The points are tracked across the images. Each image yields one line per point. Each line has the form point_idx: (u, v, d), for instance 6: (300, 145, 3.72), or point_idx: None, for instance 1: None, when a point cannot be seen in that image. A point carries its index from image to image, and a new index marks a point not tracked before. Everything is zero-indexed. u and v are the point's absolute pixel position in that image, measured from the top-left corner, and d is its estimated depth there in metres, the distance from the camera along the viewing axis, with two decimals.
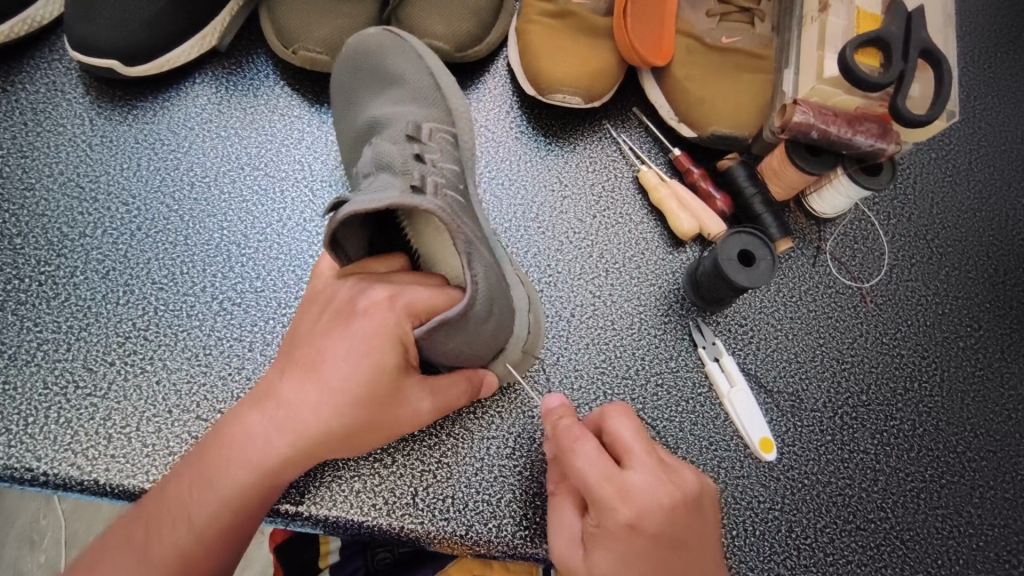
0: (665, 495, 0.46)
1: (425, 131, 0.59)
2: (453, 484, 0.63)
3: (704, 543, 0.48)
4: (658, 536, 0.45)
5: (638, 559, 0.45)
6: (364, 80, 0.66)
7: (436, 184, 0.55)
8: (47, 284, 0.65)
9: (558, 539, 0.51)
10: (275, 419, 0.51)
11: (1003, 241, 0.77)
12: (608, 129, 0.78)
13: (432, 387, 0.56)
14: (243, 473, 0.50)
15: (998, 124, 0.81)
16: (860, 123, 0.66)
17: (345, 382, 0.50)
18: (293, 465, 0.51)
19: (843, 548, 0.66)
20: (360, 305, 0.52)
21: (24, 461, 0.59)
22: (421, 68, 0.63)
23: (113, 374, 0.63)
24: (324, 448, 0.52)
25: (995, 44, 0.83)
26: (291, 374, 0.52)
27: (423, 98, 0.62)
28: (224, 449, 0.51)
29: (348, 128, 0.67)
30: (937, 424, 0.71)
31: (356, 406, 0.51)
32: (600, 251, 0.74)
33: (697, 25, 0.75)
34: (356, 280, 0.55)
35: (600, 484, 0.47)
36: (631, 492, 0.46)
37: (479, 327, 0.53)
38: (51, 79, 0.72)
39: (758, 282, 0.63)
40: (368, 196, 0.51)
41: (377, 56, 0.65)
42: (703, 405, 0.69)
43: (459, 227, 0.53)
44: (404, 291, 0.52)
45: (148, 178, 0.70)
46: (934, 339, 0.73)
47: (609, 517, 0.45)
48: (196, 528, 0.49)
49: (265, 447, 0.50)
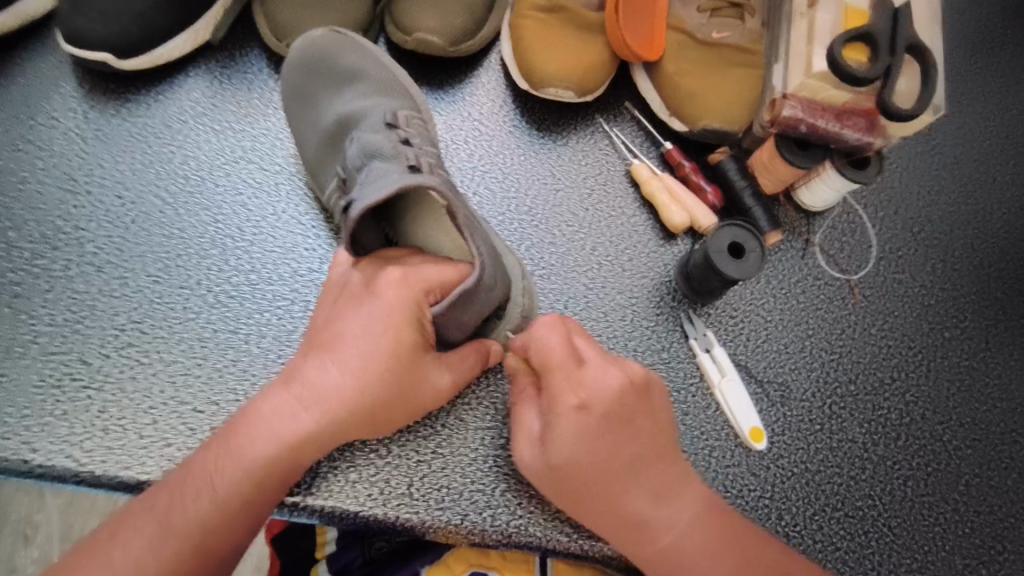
0: (613, 381, 0.54)
1: (401, 117, 0.61)
2: (448, 474, 0.64)
3: (643, 435, 0.55)
4: (606, 414, 0.53)
5: (591, 433, 0.53)
6: (323, 81, 0.67)
7: (428, 165, 0.57)
8: (41, 277, 0.65)
9: (519, 444, 0.56)
10: (301, 399, 0.52)
11: (988, 234, 0.79)
12: (600, 123, 0.79)
13: (448, 363, 0.57)
14: (266, 440, 0.51)
15: (983, 120, 0.82)
16: (847, 117, 0.68)
17: (365, 358, 0.52)
18: (317, 441, 0.52)
19: (831, 535, 0.68)
20: (376, 287, 0.54)
21: (20, 453, 0.60)
22: (377, 63, 0.67)
23: (108, 366, 0.63)
24: (350, 431, 0.53)
25: (980, 40, 0.84)
26: (312, 355, 0.54)
27: (390, 89, 0.65)
28: (248, 424, 0.52)
29: (308, 132, 0.67)
30: (923, 414, 0.72)
31: (378, 381, 0.52)
32: (593, 244, 0.75)
33: (688, 20, 0.76)
34: (369, 265, 0.57)
35: (557, 373, 0.54)
36: (585, 377, 0.54)
37: (490, 294, 0.55)
38: (44, 73, 0.72)
39: (747, 273, 0.64)
40: (371, 186, 0.52)
41: (336, 58, 0.66)
42: (694, 396, 0.70)
43: (458, 203, 0.55)
44: (418, 269, 0.54)
45: (142, 171, 0.70)
46: (920, 330, 0.75)
47: (561, 400, 0.53)
48: (218, 499, 0.49)
49: (292, 421, 0.52)
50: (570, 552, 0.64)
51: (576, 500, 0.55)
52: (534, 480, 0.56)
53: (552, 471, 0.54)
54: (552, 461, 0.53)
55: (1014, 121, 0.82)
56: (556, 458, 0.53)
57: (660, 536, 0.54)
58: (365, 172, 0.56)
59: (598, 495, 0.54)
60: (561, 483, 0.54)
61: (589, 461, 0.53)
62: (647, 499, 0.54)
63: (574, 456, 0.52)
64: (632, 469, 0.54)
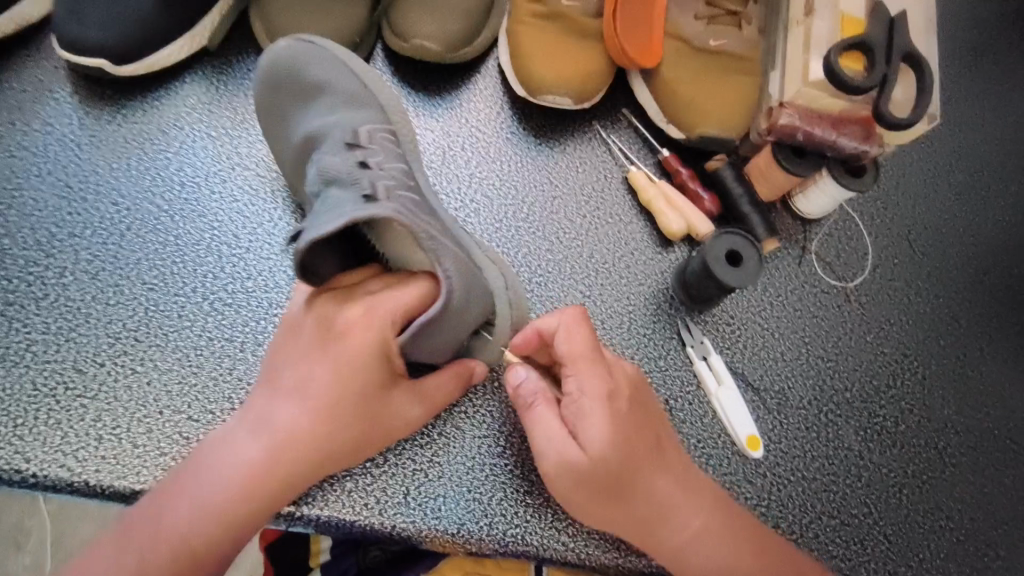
0: (624, 373, 0.57)
1: (363, 135, 0.59)
2: (445, 483, 0.64)
3: (656, 427, 0.57)
4: (628, 398, 0.55)
5: (620, 419, 0.54)
6: (289, 95, 0.64)
7: (386, 189, 0.55)
8: (36, 284, 0.65)
9: (546, 441, 0.54)
10: (269, 443, 0.53)
11: (983, 242, 0.79)
12: (597, 130, 0.79)
13: (421, 391, 0.58)
14: (230, 481, 0.51)
15: (978, 128, 0.82)
16: (843, 126, 0.68)
17: (333, 401, 0.53)
18: (278, 478, 0.52)
19: (827, 542, 0.68)
20: (340, 325, 0.54)
21: (13, 463, 0.59)
22: (342, 72, 0.63)
23: (103, 375, 0.63)
24: (319, 471, 0.54)
25: (975, 48, 0.85)
26: (280, 395, 0.55)
27: (355, 100, 0.62)
28: (217, 468, 0.52)
29: (284, 147, 0.66)
30: (919, 421, 0.72)
31: (342, 423, 0.54)
32: (590, 251, 0.75)
33: (685, 27, 0.76)
34: (328, 298, 0.56)
35: (585, 358, 0.55)
36: (604, 369, 0.55)
37: (460, 316, 0.55)
38: (38, 78, 0.71)
39: (744, 281, 0.64)
40: (324, 218, 0.52)
41: (299, 71, 0.63)
42: (691, 404, 0.70)
43: (422, 226, 0.54)
44: (380, 301, 0.54)
45: (137, 178, 0.70)
46: (915, 337, 0.75)
47: (591, 381, 0.54)
48: (188, 546, 0.50)
49: (262, 466, 0.52)
50: (569, 561, 0.64)
51: (609, 499, 0.54)
52: (557, 482, 0.55)
53: (595, 462, 0.52)
54: (592, 449, 0.52)
55: (1008, 129, 0.83)
56: (596, 445, 0.52)
57: (687, 525, 0.55)
58: (320, 201, 0.55)
59: (633, 484, 0.54)
60: (603, 475, 0.53)
61: (619, 453, 0.53)
62: (671, 486, 0.55)
63: (613, 445, 0.52)
64: (657, 456, 0.55)
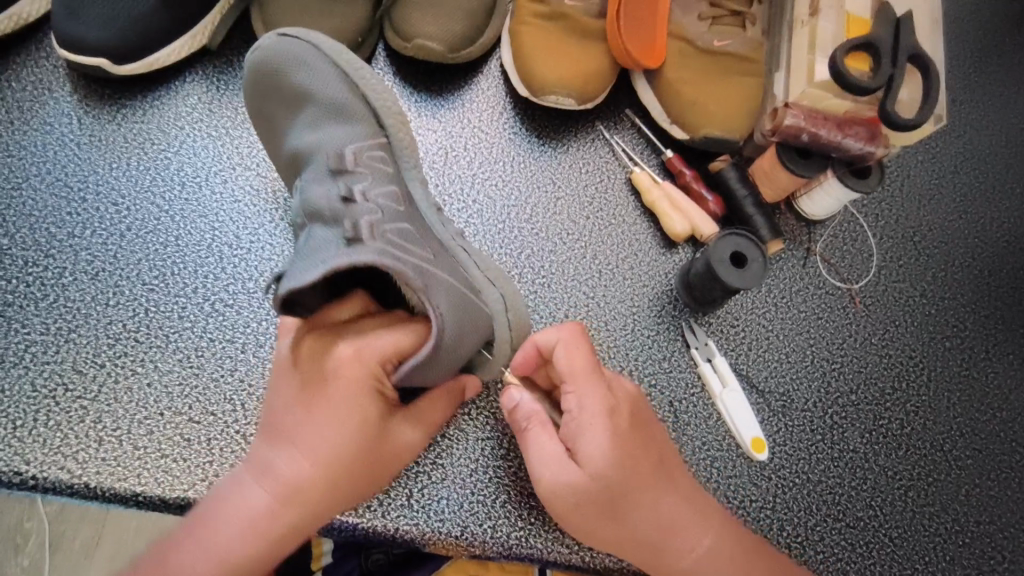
0: (626, 392, 0.56)
1: (349, 159, 0.58)
2: (448, 485, 0.63)
3: (662, 446, 0.56)
4: (631, 417, 0.54)
5: (622, 436, 0.53)
6: (274, 100, 0.63)
7: (371, 225, 0.54)
8: (35, 285, 0.65)
9: (546, 463, 0.54)
10: (272, 492, 0.51)
11: (987, 243, 0.78)
12: (600, 130, 0.78)
13: (416, 419, 0.57)
14: (239, 539, 0.49)
15: (983, 129, 0.82)
16: (849, 127, 0.67)
17: (334, 442, 0.52)
18: (285, 532, 0.51)
19: (832, 545, 0.67)
20: (331, 368, 0.53)
21: (13, 464, 0.59)
22: (326, 81, 0.60)
23: (103, 376, 0.62)
24: (328, 512, 0.53)
25: (979, 48, 0.84)
26: (276, 443, 0.53)
27: (340, 115, 0.60)
28: (223, 524, 0.50)
29: (274, 151, 0.66)
30: (924, 423, 0.72)
31: (347, 472, 0.52)
32: (593, 252, 0.74)
33: (689, 28, 0.75)
34: (317, 338, 0.55)
35: (587, 377, 0.54)
36: (604, 386, 0.55)
37: (452, 355, 0.53)
38: (38, 77, 0.71)
39: (749, 283, 0.64)
40: (305, 265, 0.53)
41: (286, 75, 0.61)
42: (695, 406, 0.70)
43: (408, 264, 0.53)
44: (371, 342, 0.53)
45: (138, 177, 0.69)
46: (920, 339, 0.75)
47: (592, 401, 0.53)
48: None
49: (268, 517, 0.50)
50: (573, 565, 0.64)
51: (613, 519, 0.53)
52: (561, 503, 0.54)
53: (598, 484, 0.52)
54: (595, 469, 0.52)
55: (1012, 130, 0.82)
56: (598, 466, 0.51)
57: (695, 546, 0.54)
58: (305, 238, 0.57)
59: (639, 506, 0.53)
60: (606, 495, 0.52)
61: (622, 473, 0.52)
62: (678, 505, 0.54)
63: (616, 465, 0.52)
64: (663, 476, 0.54)
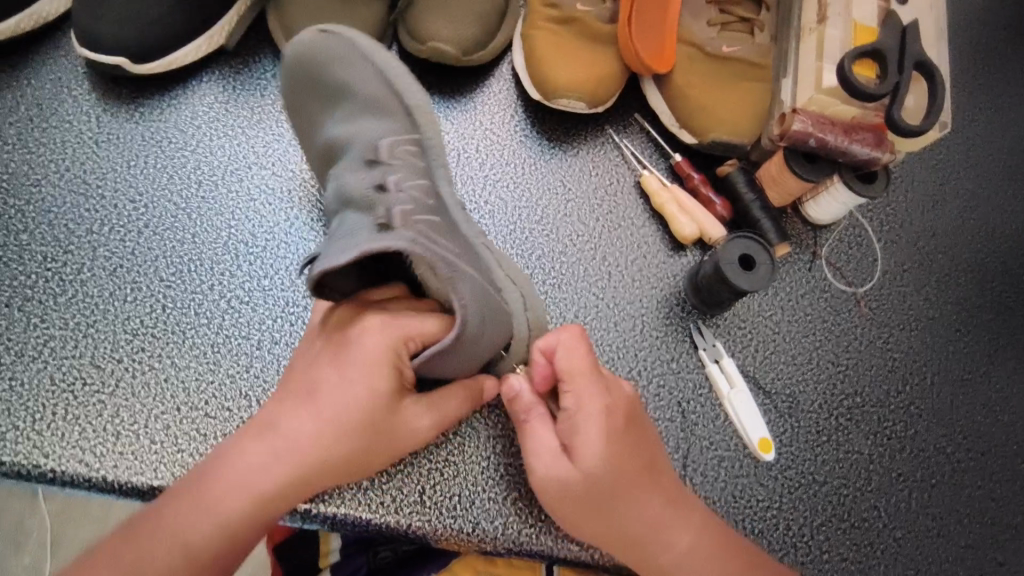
0: (623, 392, 0.56)
1: (383, 151, 0.58)
2: (459, 483, 0.64)
3: (651, 445, 0.56)
4: (625, 416, 0.55)
5: (615, 438, 0.53)
6: (313, 93, 0.64)
7: (403, 214, 0.54)
8: (53, 280, 0.65)
9: (540, 456, 0.55)
10: (273, 449, 0.51)
11: (990, 249, 0.80)
12: (610, 134, 0.79)
13: (428, 403, 0.57)
14: (234, 490, 0.49)
15: (987, 136, 0.83)
16: (856, 133, 0.68)
17: (341, 408, 0.52)
18: (288, 499, 0.51)
19: (838, 545, 0.68)
20: (353, 335, 0.54)
21: (31, 457, 0.59)
22: (365, 74, 0.61)
23: (120, 371, 0.63)
24: (325, 479, 0.52)
25: (984, 57, 0.86)
26: (287, 403, 0.53)
27: (376, 108, 0.60)
28: (221, 475, 0.50)
29: (308, 146, 0.67)
30: (928, 425, 0.73)
31: (349, 438, 0.52)
32: (603, 253, 0.75)
33: (697, 32, 0.76)
34: (348, 310, 0.56)
35: (584, 376, 0.54)
36: (603, 385, 0.55)
37: (475, 345, 0.54)
38: (58, 76, 0.72)
39: (758, 286, 0.65)
40: (338, 246, 0.53)
41: (323, 66, 0.62)
42: (704, 406, 0.71)
43: (441, 256, 0.53)
44: (399, 318, 0.54)
45: (155, 175, 0.70)
46: (925, 343, 0.76)
47: (588, 400, 0.54)
48: (191, 550, 0.47)
49: (264, 472, 0.50)
50: (582, 562, 0.64)
51: (597, 515, 0.54)
52: (551, 494, 0.55)
53: (585, 480, 0.53)
54: (586, 466, 0.52)
55: (1016, 138, 0.83)
56: (589, 464, 0.52)
57: (675, 543, 0.55)
58: (339, 223, 0.58)
59: (627, 503, 0.53)
60: (592, 491, 0.53)
61: (611, 471, 0.53)
62: (661, 504, 0.55)
63: (606, 464, 0.52)
64: (650, 475, 0.55)
